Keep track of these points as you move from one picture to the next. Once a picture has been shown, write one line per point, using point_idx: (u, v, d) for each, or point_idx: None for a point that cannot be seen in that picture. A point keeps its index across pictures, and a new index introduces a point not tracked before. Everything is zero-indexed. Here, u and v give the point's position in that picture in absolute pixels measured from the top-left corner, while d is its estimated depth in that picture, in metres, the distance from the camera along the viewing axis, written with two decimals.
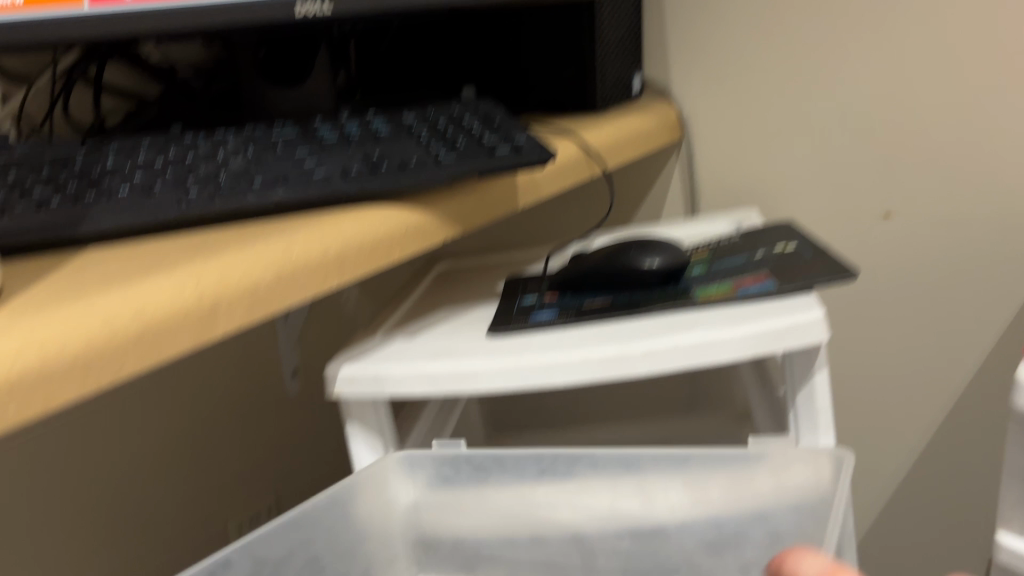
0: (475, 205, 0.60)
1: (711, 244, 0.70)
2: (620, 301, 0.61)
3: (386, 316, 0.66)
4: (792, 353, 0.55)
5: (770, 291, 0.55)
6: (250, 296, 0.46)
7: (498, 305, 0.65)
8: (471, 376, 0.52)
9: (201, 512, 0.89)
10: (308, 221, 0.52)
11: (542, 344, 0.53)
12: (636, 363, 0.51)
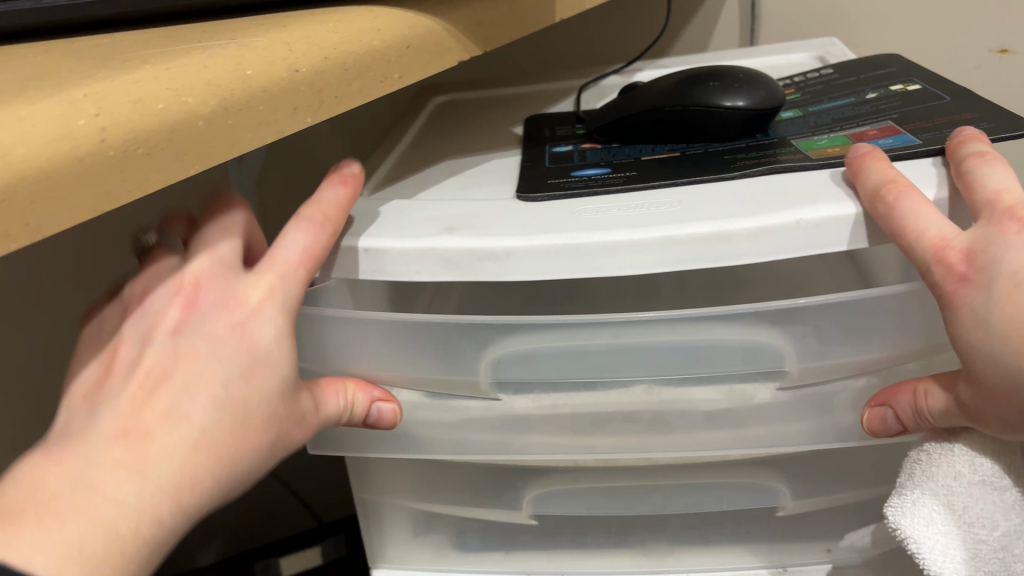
0: (501, 15, 0.43)
1: (793, 81, 0.54)
2: (693, 155, 0.45)
3: (373, 166, 0.50)
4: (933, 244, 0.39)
5: (908, 146, 0.40)
6: (186, 135, 0.30)
7: (525, 154, 0.50)
8: (500, 256, 0.37)
9: None
10: (266, 23, 0.35)
11: (597, 217, 0.38)
12: (739, 247, 0.36)
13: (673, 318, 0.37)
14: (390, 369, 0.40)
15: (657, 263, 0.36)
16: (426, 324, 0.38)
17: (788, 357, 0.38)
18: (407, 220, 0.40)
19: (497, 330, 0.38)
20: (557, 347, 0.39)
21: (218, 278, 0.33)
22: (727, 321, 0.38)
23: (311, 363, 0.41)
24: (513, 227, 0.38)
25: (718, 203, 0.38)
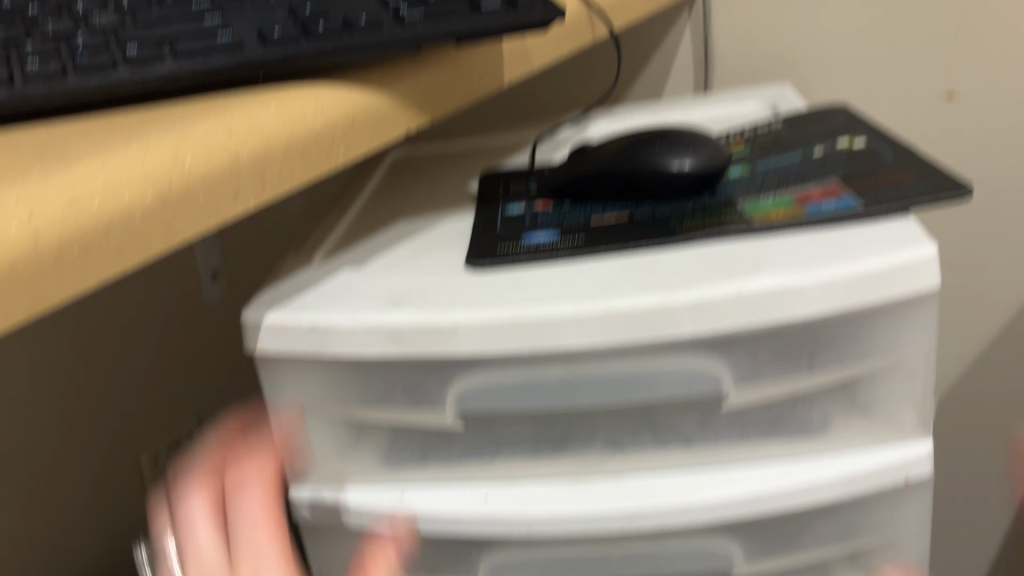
0: (445, 82, 0.44)
1: (744, 133, 0.54)
2: (642, 217, 0.45)
3: (326, 228, 0.50)
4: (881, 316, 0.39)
5: (851, 209, 0.41)
6: (123, 231, 0.30)
7: (478, 215, 0.50)
8: (448, 331, 0.38)
9: (111, 446, 0.72)
10: (207, 107, 0.35)
11: (544, 288, 0.38)
12: (681, 319, 0.37)
13: (617, 348, 0.37)
14: (362, 404, 0.41)
15: (601, 334, 0.37)
16: (379, 372, 0.40)
17: (726, 383, 0.38)
18: (362, 290, 0.40)
19: (464, 364, 0.39)
20: (524, 379, 0.39)
21: (193, 508, 0.36)
22: (671, 351, 0.38)
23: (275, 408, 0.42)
24: (459, 300, 0.39)
25: (662, 271, 0.38)
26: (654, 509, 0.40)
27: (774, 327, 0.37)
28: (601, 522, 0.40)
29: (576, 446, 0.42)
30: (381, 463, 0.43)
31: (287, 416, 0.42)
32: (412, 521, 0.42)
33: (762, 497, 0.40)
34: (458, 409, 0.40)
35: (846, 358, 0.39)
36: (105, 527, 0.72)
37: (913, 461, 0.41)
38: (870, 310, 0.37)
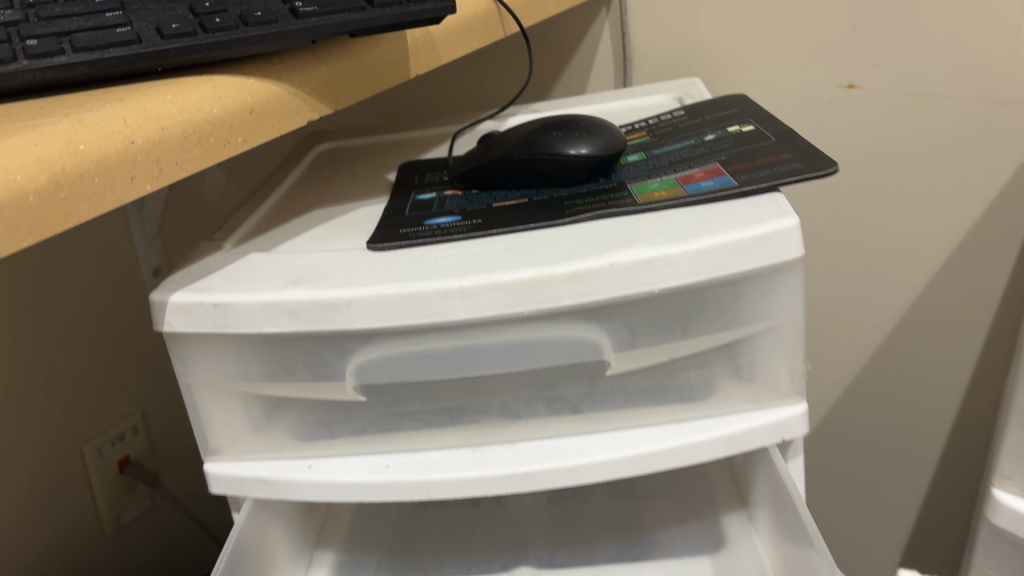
0: (348, 76, 0.46)
1: (648, 123, 0.57)
2: (538, 201, 0.48)
3: (242, 218, 0.52)
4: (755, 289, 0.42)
5: (726, 187, 0.43)
6: (18, 212, 0.32)
7: (389, 203, 0.52)
8: (343, 307, 0.40)
9: (48, 437, 0.74)
10: (105, 98, 0.37)
11: (436, 265, 0.41)
12: (559, 290, 0.39)
13: (500, 319, 0.40)
14: (267, 378, 0.43)
15: (486, 308, 0.39)
16: (284, 345, 0.42)
17: (606, 350, 0.41)
18: (265, 276, 0.43)
19: (360, 339, 0.41)
20: (416, 351, 0.42)
21: None
22: (552, 321, 0.41)
23: (189, 384, 0.44)
24: (355, 278, 0.41)
25: (543, 247, 0.41)
26: (543, 470, 0.43)
27: (645, 295, 0.40)
28: (492, 484, 0.43)
29: (473, 417, 0.44)
30: (291, 437, 0.46)
31: (202, 391, 0.44)
32: (316, 487, 0.45)
33: (645, 457, 0.43)
34: (357, 381, 0.43)
35: (718, 326, 0.41)
36: (48, 512, 0.75)
37: (788, 423, 0.43)
38: (737, 280, 0.40)
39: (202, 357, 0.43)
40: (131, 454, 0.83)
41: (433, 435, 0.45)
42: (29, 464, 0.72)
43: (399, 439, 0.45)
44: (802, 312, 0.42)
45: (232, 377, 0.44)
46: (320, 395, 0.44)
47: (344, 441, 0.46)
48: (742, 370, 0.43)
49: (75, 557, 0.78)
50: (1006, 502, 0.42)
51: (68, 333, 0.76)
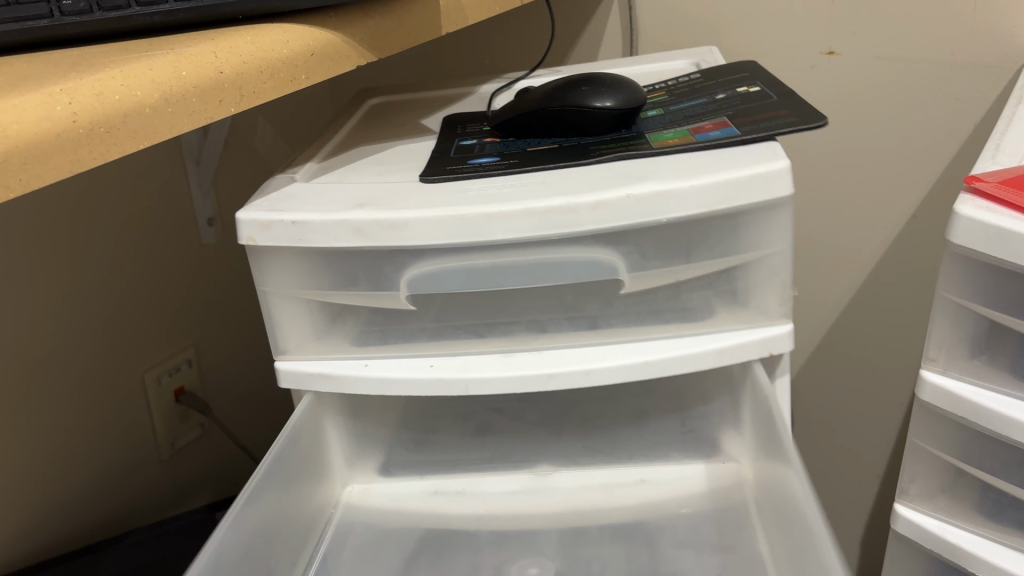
0: (393, 28, 0.54)
1: (666, 83, 0.64)
2: (566, 146, 0.55)
3: (306, 157, 0.60)
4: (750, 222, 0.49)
5: (730, 135, 0.50)
6: (136, 120, 0.40)
7: (434, 146, 0.60)
8: (398, 227, 0.47)
9: (115, 359, 0.83)
10: (194, 38, 0.45)
11: (477, 194, 0.48)
12: (583, 217, 0.46)
13: (532, 240, 0.47)
14: (332, 287, 0.51)
15: (520, 231, 0.47)
16: (347, 259, 0.49)
17: (621, 270, 0.49)
18: (332, 200, 0.50)
19: (412, 255, 0.49)
20: (458, 267, 0.49)
21: None
22: (576, 243, 0.48)
23: (263, 293, 0.52)
24: (408, 204, 0.48)
25: (570, 181, 0.48)
26: (564, 373, 0.50)
27: (656, 223, 0.47)
28: (520, 384, 0.50)
29: (506, 327, 0.52)
30: (348, 342, 0.54)
31: (275, 300, 0.52)
32: (370, 383, 0.52)
33: (652, 364, 0.50)
34: (409, 291, 0.50)
35: (718, 253, 0.48)
36: (110, 433, 0.83)
37: (777, 339, 0.51)
38: (737, 212, 0.47)
39: (276, 269, 0.51)
40: (186, 385, 0.91)
41: (472, 342, 0.52)
42: (99, 383, 0.81)
43: (443, 344, 0.53)
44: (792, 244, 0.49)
45: (301, 286, 0.51)
46: (376, 303, 0.51)
47: (395, 346, 0.53)
48: (740, 293, 0.50)
49: (133, 472, 0.86)
50: (968, 408, 0.48)
51: (137, 268, 0.84)
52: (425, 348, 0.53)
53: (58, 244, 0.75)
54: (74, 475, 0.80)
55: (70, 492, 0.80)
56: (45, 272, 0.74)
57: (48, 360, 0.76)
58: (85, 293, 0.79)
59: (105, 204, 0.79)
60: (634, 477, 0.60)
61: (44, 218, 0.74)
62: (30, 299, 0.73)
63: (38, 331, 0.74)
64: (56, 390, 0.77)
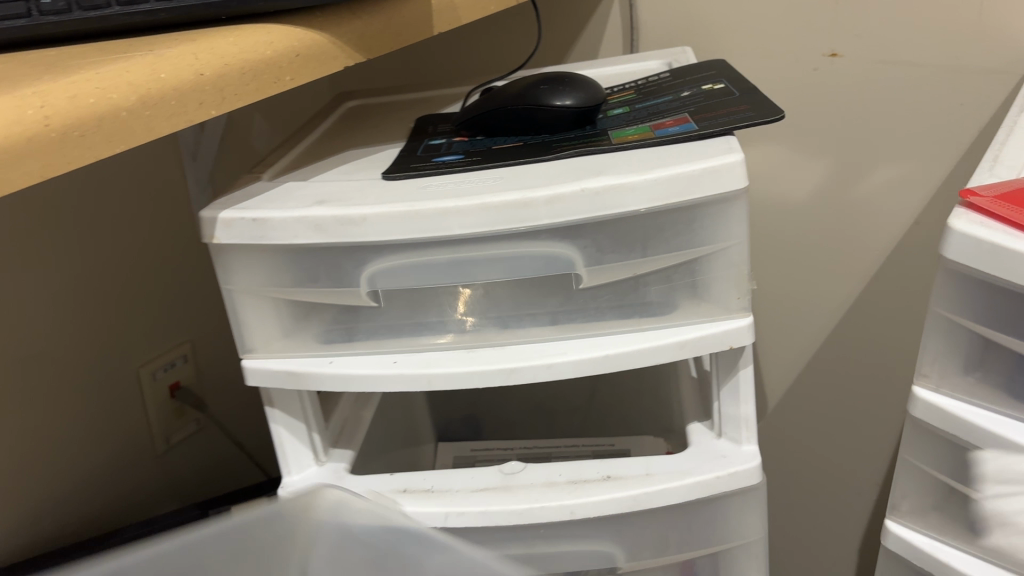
0: (383, 29, 0.55)
1: (637, 83, 0.65)
2: (531, 144, 0.56)
3: (279, 158, 0.61)
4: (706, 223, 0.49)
5: (688, 131, 0.51)
6: (110, 124, 0.42)
7: (405, 146, 0.61)
8: (358, 222, 0.48)
9: (106, 356, 0.85)
10: (180, 39, 0.46)
11: (437, 190, 0.49)
12: (539, 211, 0.47)
13: (489, 235, 0.48)
14: (296, 284, 0.52)
15: (478, 225, 0.48)
16: (311, 253, 0.51)
17: (579, 265, 0.49)
18: (297, 197, 0.51)
19: (373, 251, 0.50)
20: (419, 262, 0.50)
21: None
22: (532, 238, 0.48)
23: (230, 288, 0.53)
24: (370, 199, 0.49)
25: (528, 177, 0.49)
26: (525, 366, 0.51)
27: (613, 217, 0.48)
28: (482, 379, 0.51)
29: (467, 323, 0.53)
30: (314, 337, 0.55)
31: (241, 297, 0.53)
32: (334, 375, 0.53)
33: (611, 358, 0.50)
34: (370, 287, 0.51)
35: (675, 247, 0.49)
36: (104, 428, 0.85)
37: (736, 332, 0.51)
38: (691, 206, 0.48)
39: (243, 264, 0.52)
40: (181, 380, 0.93)
41: (434, 339, 0.53)
42: (92, 380, 0.83)
43: (407, 337, 0.54)
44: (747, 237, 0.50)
45: (265, 282, 0.52)
46: (338, 298, 0.52)
47: (361, 339, 0.54)
48: (698, 287, 0.51)
49: (126, 467, 0.88)
50: (924, 397, 0.50)
51: (132, 265, 0.86)
52: (390, 343, 0.54)
53: (48, 242, 0.78)
54: (65, 467, 0.82)
55: (64, 484, 0.82)
56: (35, 271, 0.77)
57: (41, 354, 0.78)
58: (75, 290, 0.81)
59: (96, 203, 0.82)
60: (602, 473, 0.56)
61: (35, 217, 0.76)
62: (22, 295, 0.76)
63: (31, 325, 0.77)
64: (48, 384, 0.79)
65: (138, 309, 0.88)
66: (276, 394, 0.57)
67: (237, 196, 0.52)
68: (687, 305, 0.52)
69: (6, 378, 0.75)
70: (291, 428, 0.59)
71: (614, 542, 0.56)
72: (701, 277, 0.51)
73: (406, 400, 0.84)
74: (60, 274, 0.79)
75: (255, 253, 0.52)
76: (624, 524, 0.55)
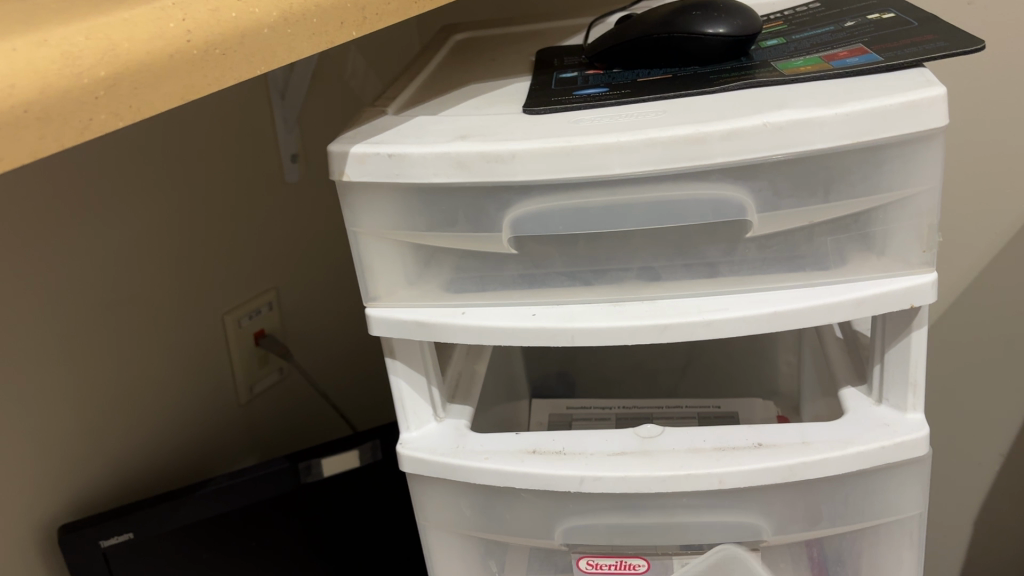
0: None
1: (785, 14, 0.59)
2: (682, 75, 0.51)
3: (398, 91, 0.57)
4: (895, 167, 0.44)
5: (871, 62, 0.46)
6: (253, 41, 0.37)
7: (534, 79, 0.56)
8: (507, 159, 0.44)
9: (194, 301, 0.82)
10: None
11: (592, 125, 0.45)
12: (713, 148, 0.42)
13: (654, 174, 0.44)
14: (429, 227, 0.48)
15: (640, 162, 0.43)
16: (450, 192, 0.46)
17: (750, 210, 0.45)
18: (434, 133, 0.47)
19: (519, 191, 0.45)
20: (569, 204, 0.46)
21: None
22: (700, 179, 0.44)
23: (354, 231, 0.49)
24: (518, 135, 0.45)
25: (695, 111, 0.44)
26: (683, 322, 0.46)
27: (794, 155, 0.43)
28: (633, 336, 0.47)
29: (615, 274, 0.48)
30: (442, 287, 0.50)
31: (366, 240, 0.49)
32: (466, 326, 0.49)
33: (779, 315, 0.46)
34: (512, 233, 0.47)
35: (856, 192, 0.44)
36: (190, 377, 0.83)
37: (917, 289, 0.46)
38: (880, 145, 0.43)
39: (371, 206, 0.48)
40: (266, 328, 0.90)
41: (577, 289, 0.49)
42: (179, 325, 0.81)
43: (546, 287, 0.49)
44: (938, 183, 0.44)
45: (393, 225, 0.48)
46: (474, 243, 0.48)
47: (494, 289, 0.50)
48: (874, 239, 0.46)
49: (212, 416, 0.86)
50: None
51: (220, 207, 0.83)
52: (527, 293, 0.49)
53: (138, 181, 0.75)
54: (152, 415, 0.80)
55: (152, 432, 0.80)
56: (123, 210, 0.74)
57: (128, 299, 0.76)
58: (164, 232, 0.78)
59: (187, 141, 0.78)
60: (753, 441, 0.51)
61: (125, 154, 0.73)
62: (107, 236, 0.73)
63: (116, 269, 0.74)
64: (136, 328, 0.77)
65: (227, 254, 0.84)
66: (397, 344, 0.54)
67: (366, 131, 0.48)
68: (864, 258, 0.47)
69: (92, 321, 0.73)
70: (412, 381, 0.55)
71: (760, 514, 0.52)
72: (881, 228, 0.46)
73: (506, 355, 0.80)
74: (148, 214, 0.76)
75: (386, 192, 0.47)
76: (772, 495, 0.51)
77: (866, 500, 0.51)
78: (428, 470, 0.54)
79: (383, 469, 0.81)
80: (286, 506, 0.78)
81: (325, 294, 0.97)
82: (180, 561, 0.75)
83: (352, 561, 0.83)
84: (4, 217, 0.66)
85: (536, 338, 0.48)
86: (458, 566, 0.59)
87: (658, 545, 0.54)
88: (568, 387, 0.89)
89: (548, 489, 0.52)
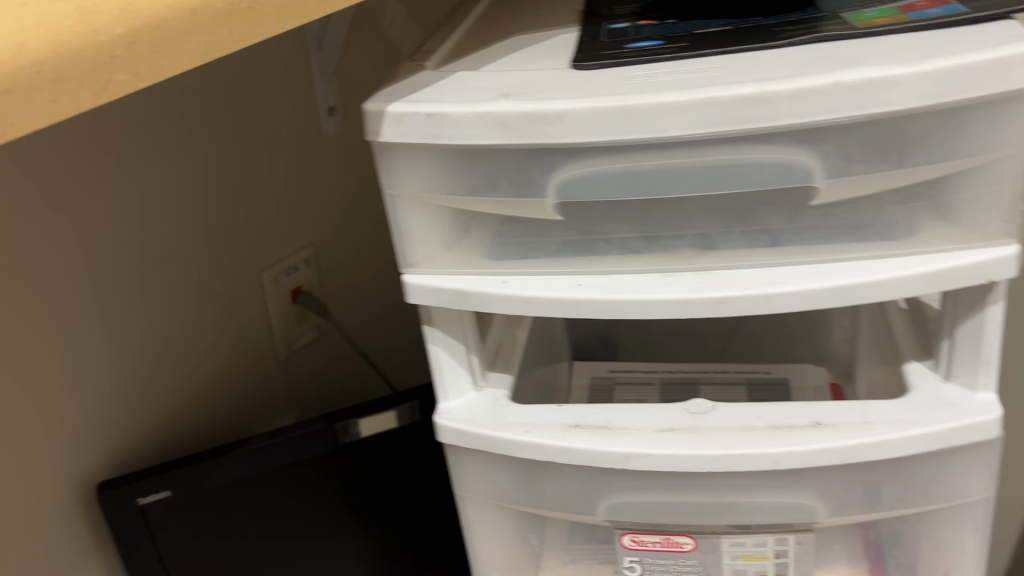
0: None
1: None
2: (744, 27, 0.47)
3: (438, 43, 0.53)
4: (979, 131, 0.40)
5: (955, 13, 0.42)
6: None
7: (583, 31, 0.52)
8: (554, 119, 0.41)
9: (230, 256, 0.80)
10: None
11: (646, 83, 0.41)
12: (779, 109, 0.39)
13: (713, 136, 0.40)
14: (470, 191, 0.45)
15: (699, 124, 0.40)
16: (493, 155, 0.43)
17: (816, 175, 0.41)
18: (475, 91, 0.44)
19: (566, 154, 0.43)
20: (620, 168, 0.43)
21: None
22: (763, 142, 0.41)
23: (391, 194, 0.46)
24: (566, 93, 0.42)
25: (759, 69, 0.41)
26: (740, 296, 0.43)
27: (866, 117, 0.39)
28: (685, 309, 0.44)
29: (667, 242, 0.45)
30: (483, 254, 0.48)
31: (403, 204, 0.46)
32: (507, 294, 0.47)
33: (845, 289, 0.43)
34: (558, 199, 0.44)
35: (934, 158, 0.41)
36: (227, 335, 0.82)
37: (997, 262, 0.43)
38: (964, 107, 0.39)
39: (409, 168, 0.45)
40: (304, 286, 0.88)
41: (627, 258, 0.46)
42: (215, 282, 0.79)
43: (594, 254, 0.46)
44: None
45: (432, 188, 0.45)
46: (517, 209, 0.45)
47: (539, 257, 0.47)
48: (950, 208, 0.42)
49: (249, 373, 0.85)
50: None
51: (256, 160, 0.81)
52: (573, 261, 0.47)
53: (174, 134, 0.73)
54: (189, 373, 0.79)
55: (190, 390, 0.80)
56: (159, 165, 0.72)
57: (165, 256, 0.75)
58: (200, 187, 0.76)
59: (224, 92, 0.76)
60: (810, 419, 0.48)
61: (161, 106, 0.71)
62: (144, 192, 0.72)
63: (148, 226, 0.73)
64: (172, 284, 0.76)
65: (264, 209, 0.82)
66: (436, 311, 0.51)
67: (405, 88, 0.45)
68: (939, 228, 0.43)
69: (128, 277, 0.72)
70: (451, 350, 0.53)
71: (816, 495, 0.49)
72: (960, 196, 0.42)
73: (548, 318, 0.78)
74: (184, 168, 0.74)
75: (425, 153, 0.44)
76: (829, 477, 0.48)
77: (929, 483, 0.48)
78: (468, 441, 0.52)
79: (421, 431, 0.79)
80: (324, 467, 0.77)
81: (363, 249, 0.95)
82: (218, 517, 0.75)
83: (390, 520, 0.82)
84: (39, 172, 0.64)
85: (582, 309, 0.46)
86: (497, 537, 0.57)
87: (705, 524, 0.51)
88: (611, 349, 0.87)
89: (592, 465, 0.49)
